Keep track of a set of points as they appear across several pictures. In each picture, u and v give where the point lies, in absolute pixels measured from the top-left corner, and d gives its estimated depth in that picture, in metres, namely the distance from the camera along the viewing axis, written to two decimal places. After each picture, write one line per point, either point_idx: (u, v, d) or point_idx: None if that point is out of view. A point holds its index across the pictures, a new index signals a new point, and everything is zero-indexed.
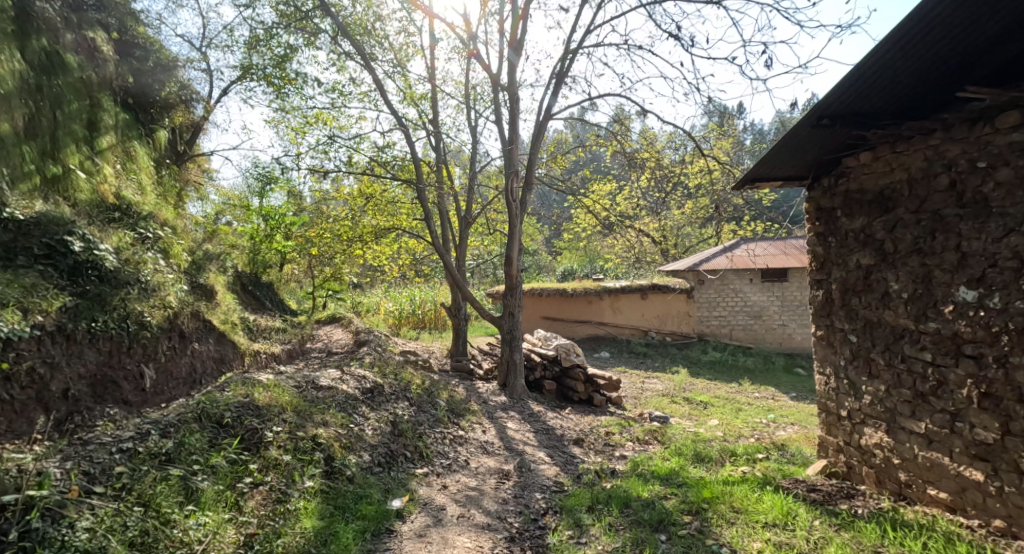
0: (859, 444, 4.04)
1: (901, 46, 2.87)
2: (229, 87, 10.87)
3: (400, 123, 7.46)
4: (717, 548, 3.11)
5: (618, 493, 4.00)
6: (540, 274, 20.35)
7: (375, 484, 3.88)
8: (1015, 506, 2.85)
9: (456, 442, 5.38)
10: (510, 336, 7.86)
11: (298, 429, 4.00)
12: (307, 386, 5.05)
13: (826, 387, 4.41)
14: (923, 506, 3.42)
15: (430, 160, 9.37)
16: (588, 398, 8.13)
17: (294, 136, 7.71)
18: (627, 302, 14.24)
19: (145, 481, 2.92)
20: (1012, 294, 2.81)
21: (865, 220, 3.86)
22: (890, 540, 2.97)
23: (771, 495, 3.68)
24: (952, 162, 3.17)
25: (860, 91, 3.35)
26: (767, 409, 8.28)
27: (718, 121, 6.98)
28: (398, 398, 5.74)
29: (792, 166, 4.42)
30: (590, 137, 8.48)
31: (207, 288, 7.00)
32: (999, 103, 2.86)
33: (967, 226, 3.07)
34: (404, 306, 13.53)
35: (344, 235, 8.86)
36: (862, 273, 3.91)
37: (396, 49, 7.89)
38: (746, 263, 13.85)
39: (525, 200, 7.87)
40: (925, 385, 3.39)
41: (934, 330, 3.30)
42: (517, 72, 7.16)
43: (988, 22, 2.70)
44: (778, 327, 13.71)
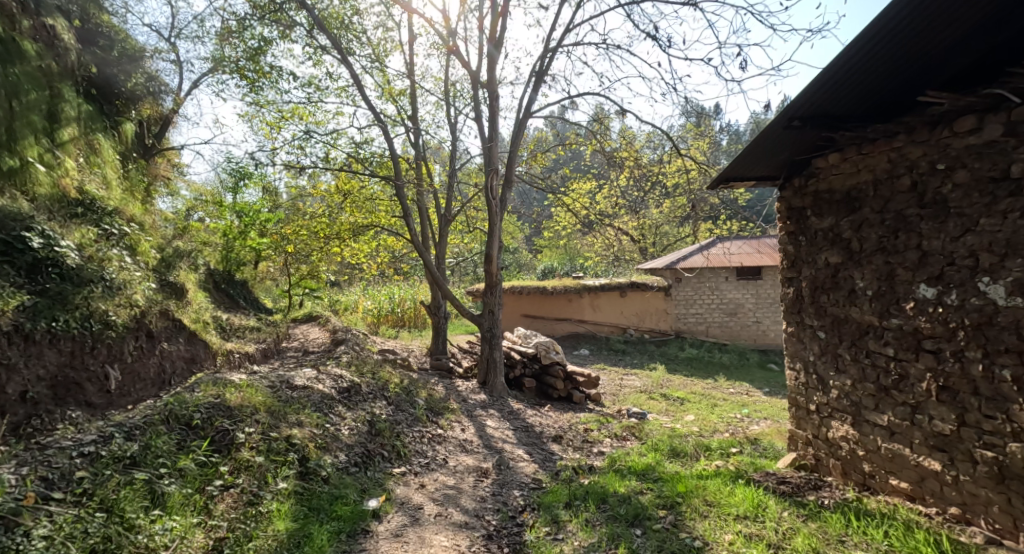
0: (826, 437, 4.16)
1: (867, 51, 2.95)
2: (200, 79, 10.64)
3: (378, 119, 7.38)
4: (690, 542, 3.17)
5: (595, 489, 4.05)
6: (521, 272, 20.40)
7: (352, 485, 3.85)
8: (970, 494, 2.98)
9: (435, 441, 5.37)
10: (490, 335, 7.86)
11: (271, 429, 3.95)
12: (281, 386, 4.99)
13: (796, 382, 4.53)
14: (886, 496, 3.55)
15: (409, 156, 9.30)
16: (567, 395, 8.19)
17: (269, 131, 7.57)
18: (606, 300, 14.35)
19: (108, 486, 2.84)
20: (968, 291, 2.92)
21: (833, 220, 3.97)
22: (854, 529, 3.07)
23: (743, 488, 3.76)
24: (914, 164, 3.27)
25: (830, 93, 3.42)
26: (742, 404, 8.46)
27: (695, 122, 7.09)
28: (376, 398, 5.70)
29: (765, 166, 4.52)
30: (570, 136, 8.53)
31: (178, 286, 6.84)
32: (956, 107, 2.96)
33: (928, 226, 3.17)
34: (383, 305, 13.40)
35: (321, 232, 8.75)
36: (830, 271, 4.02)
37: (374, 44, 7.79)
38: (722, 261, 14.12)
39: (505, 198, 7.87)
40: (888, 379, 3.51)
41: (896, 326, 3.41)
42: (496, 68, 7.17)
43: (947, 28, 2.80)
44: (752, 323, 14.05)
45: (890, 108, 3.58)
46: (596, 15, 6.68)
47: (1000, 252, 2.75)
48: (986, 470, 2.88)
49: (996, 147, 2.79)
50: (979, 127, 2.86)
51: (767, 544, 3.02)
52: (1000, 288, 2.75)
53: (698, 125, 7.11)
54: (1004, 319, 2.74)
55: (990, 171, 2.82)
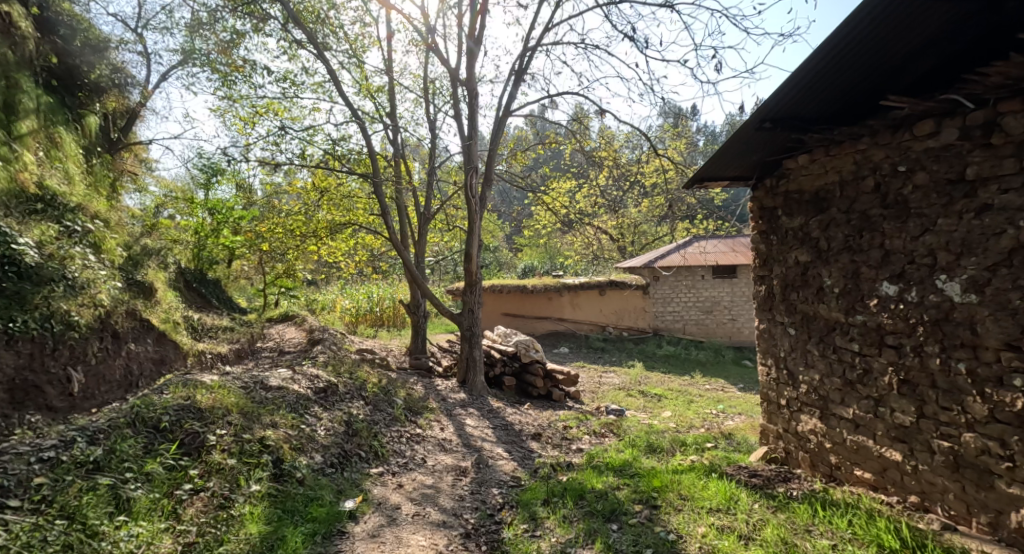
0: (795, 430, 4.28)
1: (833, 55, 3.04)
2: (169, 71, 10.37)
3: (356, 116, 7.30)
4: (664, 535, 3.23)
5: (573, 485, 4.10)
6: (501, 270, 20.42)
7: (327, 486, 3.83)
8: (928, 482, 3.11)
9: (413, 441, 5.36)
10: (470, 333, 7.86)
11: (244, 431, 3.89)
12: (255, 387, 4.92)
13: (768, 377, 4.65)
14: (850, 486, 3.69)
15: (387, 153, 9.23)
16: (546, 393, 8.25)
17: (243, 127, 7.44)
18: (586, 298, 14.45)
19: (69, 493, 2.78)
20: (926, 288, 3.05)
21: (803, 219, 4.08)
22: (820, 519, 3.17)
23: (715, 482, 3.85)
24: (878, 166, 3.39)
25: (799, 96, 3.52)
26: (717, 400, 8.64)
27: (673, 122, 7.20)
28: (353, 398, 5.67)
29: (738, 166, 4.62)
30: (549, 136, 8.62)
31: (146, 286, 6.69)
32: (916, 112, 3.06)
33: (890, 226, 3.29)
34: (361, 304, 13.26)
35: (297, 230, 8.64)
36: (800, 269, 4.14)
37: (351, 40, 7.70)
38: (698, 260, 14.38)
39: (485, 196, 7.87)
40: (854, 374, 3.63)
41: (861, 322, 3.53)
42: (475, 65, 7.17)
43: (907, 36, 2.90)
44: (728, 321, 14.34)
45: (855, 112, 3.69)
46: (574, 15, 6.73)
47: (956, 251, 2.87)
48: (943, 460, 3.00)
49: (952, 150, 2.91)
50: (937, 132, 2.98)
51: (738, 536, 3.10)
52: (956, 286, 2.87)
53: (676, 126, 7.21)
54: (959, 315, 2.86)
55: (948, 173, 2.94)
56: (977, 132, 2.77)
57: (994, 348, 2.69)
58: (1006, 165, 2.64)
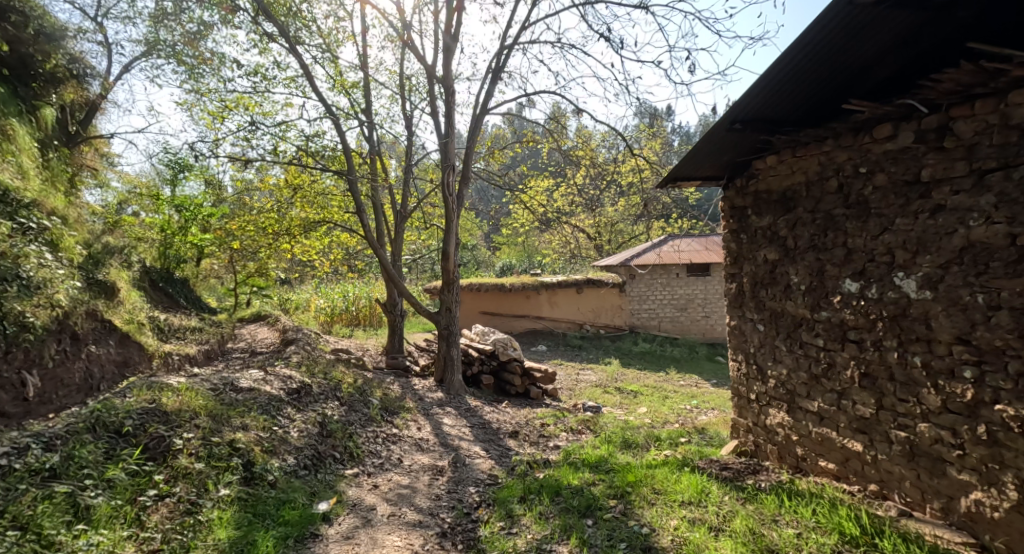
0: (764, 423, 4.41)
1: (798, 60, 3.14)
2: (132, 62, 10.04)
3: (330, 112, 7.20)
4: (637, 529, 3.30)
5: (550, 482, 4.14)
6: (479, 269, 20.39)
7: (300, 488, 3.79)
8: (886, 471, 3.25)
9: (389, 441, 5.34)
10: (447, 332, 7.85)
11: (212, 434, 3.82)
12: (224, 389, 4.83)
13: (738, 373, 4.77)
14: (816, 476, 3.82)
15: (363, 150, 9.14)
16: (524, 391, 8.30)
17: (212, 122, 7.27)
18: (563, 296, 14.55)
19: (22, 502, 2.67)
20: (886, 285, 3.17)
21: (772, 219, 4.20)
22: (786, 509, 3.28)
23: (688, 476, 3.95)
24: (841, 167, 3.51)
25: (767, 99, 3.62)
26: (691, 396, 8.81)
27: (649, 122, 7.30)
28: (328, 398, 5.61)
29: (709, 166, 4.72)
30: (526, 135, 8.65)
31: (107, 285, 6.50)
32: (875, 115, 3.18)
33: (853, 225, 3.40)
34: (336, 304, 13.09)
35: (270, 228, 8.48)
36: (768, 267, 4.26)
37: (325, 34, 7.59)
38: (673, 258, 14.65)
39: (462, 194, 7.85)
40: (818, 367, 3.76)
41: (826, 318, 3.65)
42: (451, 62, 7.16)
43: (866, 44, 3.01)
44: (702, 318, 14.62)
45: (820, 114, 3.81)
46: (551, 14, 6.77)
47: (913, 249, 3.00)
48: (900, 449, 3.14)
49: (908, 153, 3.03)
50: (895, 135, 3.10)
51: (709, 527, 3.19)
52: (912, 282, 3.00)
53: (651, 126, 7.31)
54: (915, 311, 2.99)
55: (904, 174, 3.06)
56: (931, 135, 2.90)
57: (947, 342, 2.82)
58: (958, 167, 2.77)
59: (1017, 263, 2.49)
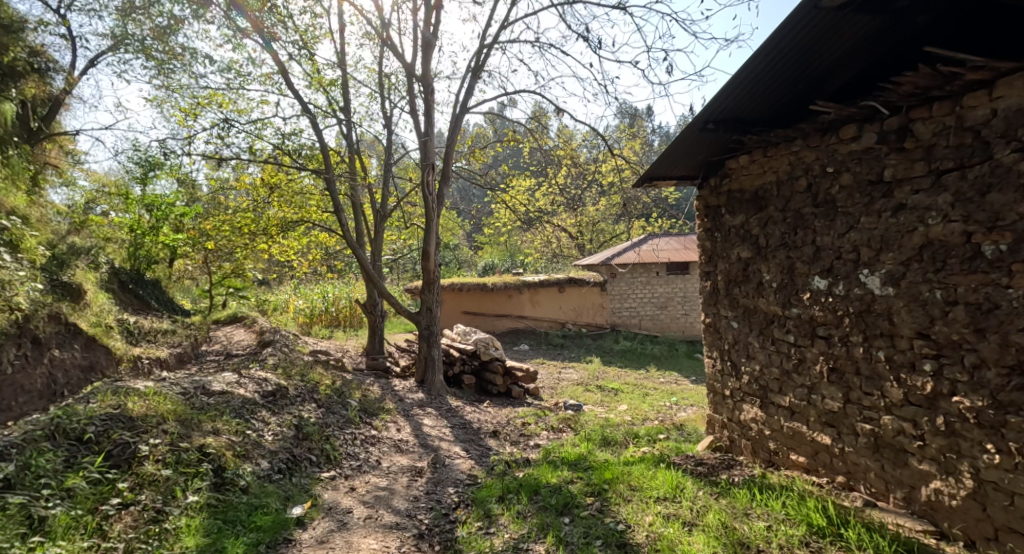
0: (738, 419, 4.48)
1: (767, 63, 3.18)
2: (97, 57, 9.74)
3: (306, 110, 7.09)
4: (614, 526, 3.32)
5: (529, 481, 4.14)
6: (461, 268, 20.30)
7: (274, 493, 3.73)
8: (853, 463, 3.34)
9: (368, 443, 5.30)
10: (428, 332, 7.81)
11: (181, 440, 3.73)
12: (195, 392, 4.72)
13: (713, 369, 4.84)
14: (787, 470, 3.90)
15: (342, 149, 9.03)
16: (506, 390, 8.32)
17: (184, 119, 7.10)
18: (545, 295, 14.57)
19: None
20: (852, 283, 3.25)
21: (744, 218, 4.27)
22: (757, 502, 3.35)
23: (663, 472, 3.99)
24: (809, 167, 3.58)
25: (738, 100, 3.66)
26: (670, 393, 8.92)
27: (628, 123, 7.36)
28: (305, 401, 5.53)
29: (684, 166, 4.78)
30: (507, 134, 8.64)
31: (73, 287, 6.32)
32: (841, 116, 3.26)
33: (820, 223, 3.48)
34: (316, 305, 12.91)
35: (246, 228, 8.33)
36: (741, 265, 4.33)
37: (302, 31, 7.47)
38: (652, 257, 14.84)
39: (442, 193, 7.80)
40: (790, 363, 3.84)
41: (796, 315, 3.73)
42: (430, 61, 7.12)
43: (831, 47, 3.07)
44: (681, 316, 14.82)
45: (789, 116, 3.86)
46: (529, 14, 6.74)
47: (876, 248, 3.08)
48: (866, 441, 3.22)
49: (871, 153, 3.11)
50: (859, 136, 3.19)
51: (682, 522, 3.23)
52: (876, 279, 3.08)
53: (631, 126, 7.36)
54: (879, 306, 3.07)
55: (868, 174, 3.14)
56: (892, 136, 2.98)
57: (909, 336, 2.90)
58: (917, 167, 2.85)
59: (973, 260, 2.57)
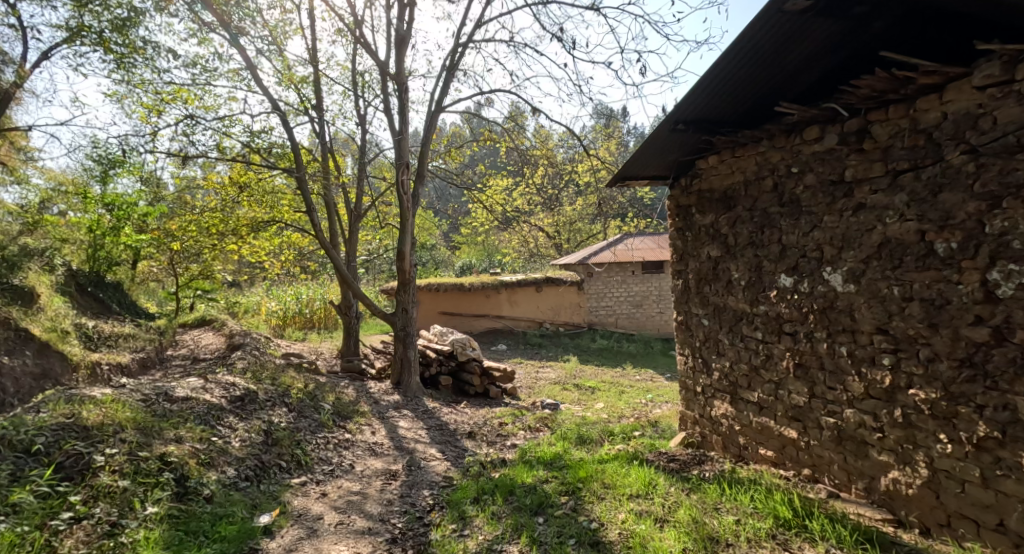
0: (710, 415, 4.55)
1: (735, 64, 3.22)
2: (51, 49, 9.34)
3: (276, 107, 6.93)
4: (587, 524, 3.33)
5: (504, 482, 4.14)
6: (438, 268, 20.17)
7: (240, 501, 3.63)
8: (818, 456, 3.42)
9: (342, 447, 5.21)
10: (404, 334, 7.73)
11: (140, 448, 3.60)
12: (157, 399, 4.57)
13: (685, 366, 4.90)
14: (756, 465, 3.98)
15: (315, 148, 8.88)
16: (483, 391, 8.29)
17: (147, 115, 6.88)
18: (523, 294, 14.58)
19: None
20: (816, 280, 3.33)
21: (714, 217, 4.33)
22: (726, 497, 3.40)
23: (636, 469, 4.03)
24: (775, 167, 3.66)
25: (708, 101, 3.71)
26: (646, 390, 9.02)
27: (604, 123, 7.41)
28: (275, 405, 5.41)
29: (656, 166, 4.84)
30: (483, 133, 8.60)
31: (23, 291, 6.21)
32: (805, 118, 3.33)
33: (786, 223, 3.56)
34: (289, 306, 12.65)
35: (214, 228, 8.11)
36: (711, 264, 4.39)
37: (271, 27, 7.30)
38: (628, 256, 15.01)
39: (418, 193, 7.70)
40: (758, 359, 3.91)
41: (763, 312, 3.80)
42: (404, 59, 7.05)
43: (796, 49, 3.12)
44: (657, 315, 15.01)
45: (757, 117, 3.92)
46: (504, 14, 6.74)
47: (838, 246, 3.15)
48: (830, 434, 3.30)
49: (833, 154, 3.19)
50: (821, 136, 3.27)
51: (654, 518, 3.27)
52: (838, 277, 3.16)
53: (606, 126, 7.40)
54: (842, 303, 3.15)
55: (830, 174, 3.22)
56: (852, 138, 3.07)
57: (869, 332, 2.98)
58: (875, 168, 2.93)
59: (926, 257, 2.66)
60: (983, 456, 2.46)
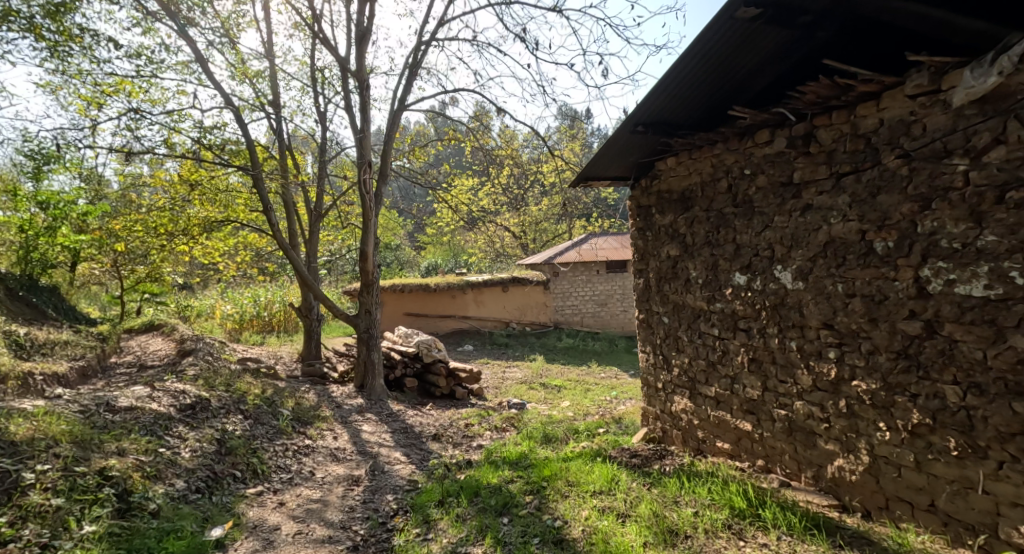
0: (670, 410, 4.65)
1: (691, 69, 3.30)
2: None
3: (229, 102, 6.69)
4: (551, 522, 3.35)
5: (469, 483, 4.12)
6: (403, 269, 19.91)
7: (189, 515, 3.48)
8: (771, 447, 3.54)
9: (302, 453, 5.08)
10: (367, 336, 7.59)
11: (76, 463, 3.41)
12: (97, 410, 4.34)
13: (646, 363, 4.99)
14: (714, 457, 4.09)
15: (273, 146, 8.61)
16: (449, 392, 8.23)
17: (86, 109, 6.52)
18: (489, 295, 14.56)
19: None
20: (767, 278, 3.45)
21: (672, 217, 4.42)
22: (685, 490, 3.48)
23: (599, 466, 4.08)
24: (729, 169, 3.76)
25: (666, 103, 3.79)
26: (611, 387, 9.15)
27: (568, 124, 7.46)
28: (229, 413, 5.22)
29: (618, 166, 4.89)
30: (447, 132, 8.52)
31: None
32: (756, 121, 3.45)
33: (740, 223, 3.67)
34: (246, 310, 12.24)
35: (163, 227, 7.77)
36: (670, 263, 4.49)
37: (223, 19, 7.04)
38: (592, 256, 15.21)
39: (380, 192, 7.56)
40: (714, 355, 4.02)
41: (720, 309, 3.91)
42: (364, 56, 6.92)
43: (748, 55, 3.21)
44: (621, 313, 15.25)
45: (712, 119, 4.01)
46: (467, 13, 6.71)
47: (788, 245, 3.27)
48: (781, 426, 3.42)
49: (783, 157, 3.31)
50: (771, 140, 3.38)
51: (617, 514, 3.31)
52: (788, 274, 3.28)
53: (571, 127, 7.46)
54: (791, 300, 3.28)
55: (780, 176, 3.33)
56: (799, 141, 3.19)
57: (816, 327, 3.11)
58: (820, 171, 3.06)
59: (867, 256, 2.79)
60: (917, 442, 2.60)
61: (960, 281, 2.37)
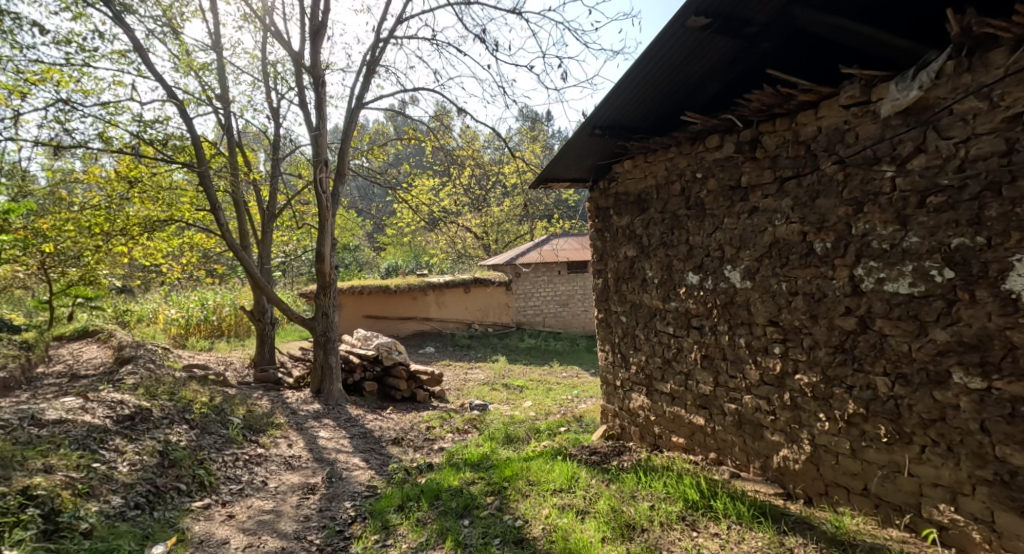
0: (628, 408, 4.75)
1: (645, 73, 3.37)
2: None
3: (171, 95, 6.40)
4: (511, 522, 3.37)
5: (429, 486, 4.08)
6: (362, 270, 19.53)
7: (128, 532, 3.30)
8: (722, 440, 3.67)
9: (254, 463, 4.91)
10: (325, 339, 7.41)
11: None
12: (20, 425, 4.12)
13: (605, 361, 5.07)
14: (670, 452, 4.20)
15: (222, 143, 8.30)
16: (410, 395, 8.13)
17: (8, 97, 6.11)
18: (450, 296, 14.48)
19: None
20: (718, 277, 3.57)
21: (629, 219, 4.52)
22: (643, 484, 3.57)
23: (560, 464, 4.13)
24: (682, 172, 3.88)
25: (622, 107, 3.86)
26: (572, 386, 9.26)
27: (529, 126, 7.52)
28: (174, 423, 4.99)
29: (576, 168, 4.95)
30: (407, 131, 8.42)
31: None
32: (706, 127, 3.57)
33: (692, 224, 3.79)
34: (193, 314, 11.71)
35: (98, 227, 7.37)
36: (627, 263, 4.59)
37: (166, 8, 6.74)
38: (553, 257, 15.37)
39: (337, 192, 7.39)
40: (670, 352, 4.13)
41: (674, 308, 4.02)
42: (319, 52, 6.77)
43: (699, 62, 3.31)
44: (582, 313, 15.46)
45: (666, 124, 4.12)
46: (426, 11, 6.67)
47: (736, 246, 3.40)
48: (732, 419, 3.55)
49: (731, 161, 3.43)
50: (721, 145, 3.51)
51: (576, 511, 3.36)
52: (737, 274, 3.41)
53: (531, 129, 7.51)
54: (740, 298, 3.41)
55: (729, 180, 3.46)
56: (746, 147, 3.32)
57: (763, 324, 3.24)
58: (765, 175, 3.20)
59: (807, 256, 2.93)
60: (852, 431, 2.75)
61: (888, 279, 2.53)
